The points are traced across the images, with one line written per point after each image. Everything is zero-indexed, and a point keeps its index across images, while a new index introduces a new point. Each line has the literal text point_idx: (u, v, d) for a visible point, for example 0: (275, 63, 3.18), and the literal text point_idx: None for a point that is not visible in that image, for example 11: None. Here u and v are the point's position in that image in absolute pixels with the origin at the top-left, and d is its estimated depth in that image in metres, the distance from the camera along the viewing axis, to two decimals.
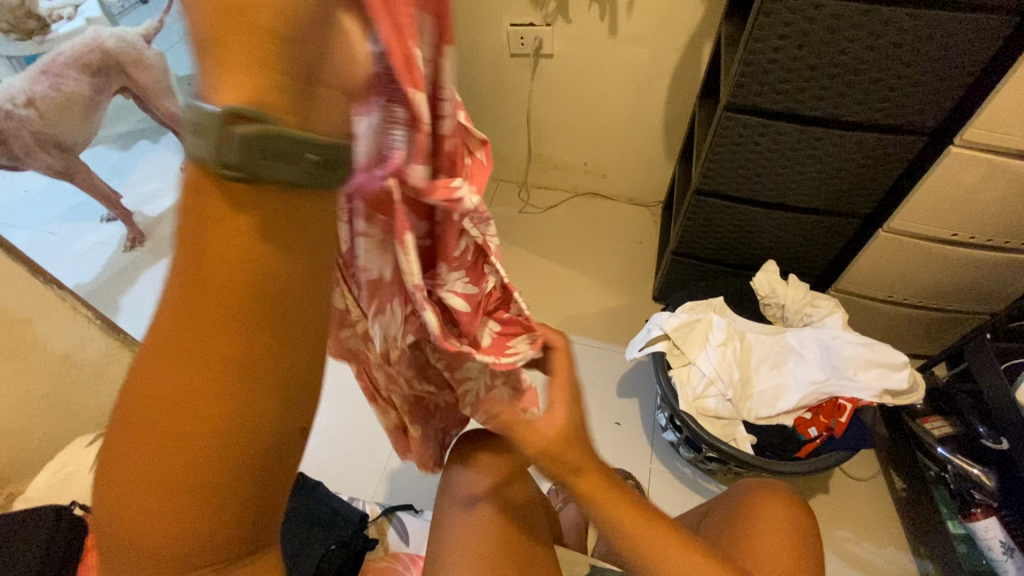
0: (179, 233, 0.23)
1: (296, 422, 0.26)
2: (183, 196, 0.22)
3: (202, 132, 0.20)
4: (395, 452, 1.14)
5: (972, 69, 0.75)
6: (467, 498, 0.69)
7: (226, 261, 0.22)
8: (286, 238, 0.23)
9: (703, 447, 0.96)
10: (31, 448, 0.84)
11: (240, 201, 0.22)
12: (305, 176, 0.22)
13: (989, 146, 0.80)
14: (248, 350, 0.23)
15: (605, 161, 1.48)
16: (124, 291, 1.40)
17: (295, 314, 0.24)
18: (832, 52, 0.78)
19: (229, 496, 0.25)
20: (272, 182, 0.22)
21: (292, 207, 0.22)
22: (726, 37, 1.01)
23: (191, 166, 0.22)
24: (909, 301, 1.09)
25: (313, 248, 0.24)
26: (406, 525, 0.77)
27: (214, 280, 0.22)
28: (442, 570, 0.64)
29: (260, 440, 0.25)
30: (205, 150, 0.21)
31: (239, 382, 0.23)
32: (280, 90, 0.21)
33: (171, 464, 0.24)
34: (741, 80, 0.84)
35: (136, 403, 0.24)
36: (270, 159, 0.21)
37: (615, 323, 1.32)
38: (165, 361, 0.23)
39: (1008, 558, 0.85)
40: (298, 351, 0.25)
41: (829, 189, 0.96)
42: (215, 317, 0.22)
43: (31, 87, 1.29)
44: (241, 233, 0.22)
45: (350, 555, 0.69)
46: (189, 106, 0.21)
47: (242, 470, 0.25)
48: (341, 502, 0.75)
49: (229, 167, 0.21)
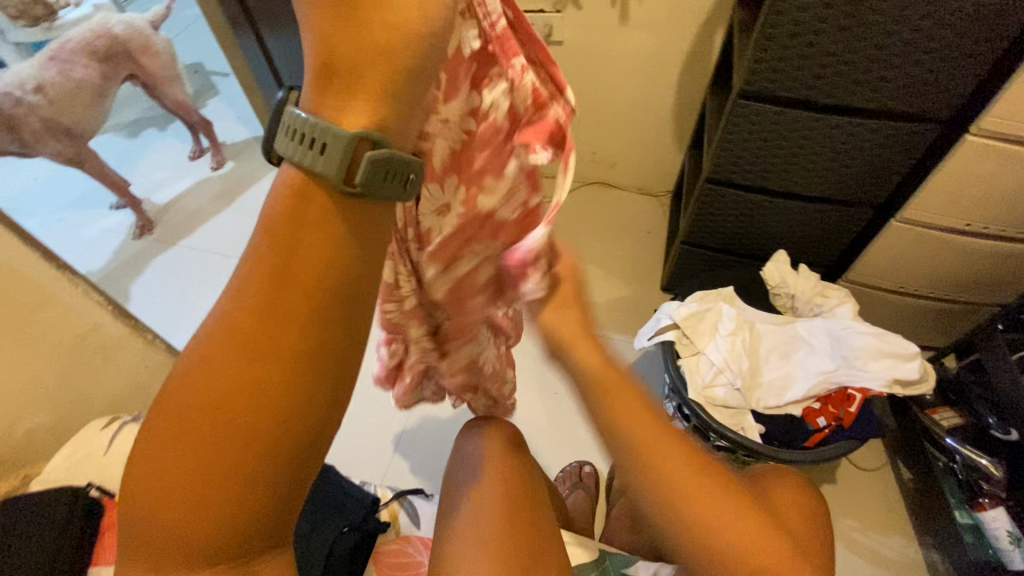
0: (273, 228, 0.28)
1: (332, 421, 0.30)
2: (287, 197, 0.28)
3: (326, 149, 0.26)
4: (403, 439, 1.15)
5: (990, 56, 0.74)
6: (479, 482, 0.69)
7: (311, 262, 0.27)
8: (357, 252, 0.28)
9: (711, 436, 0.97)
10: (46, 430, 0.85)
11: (337, 207, 0.27)
12: (396, 192, 0.29)
13: (1004, 136, 0.79)
14: (311, 346, 0.28)
15: (613, 150, 1.48)
16: (134, 278, 1.41)
17: (353, 321, 0.29)
18: (847, 39, 0.77)
19: (260, 477, 0.28)
20: (374, 198, 0.28)
21: (369, 220, 0.28)
22: (739, 24, 1.00)
23: (302, 175, 0.27)
24: (921, 292, 1.09)
25: (374, 262, 0.29)
26: (417, 509, 0.77)
27: (299, 278, 0.27)
28: (453, 552, 0.64)
29: (300, 432, 0.29)
30: (337, 168, 0.26)
31: (298, 373, 0.28)
32: (387, 112, 0.28)
33: (226, 437, 0.28)
34: (754, 69, 0.84)
35: (209, 377, 0.28)
36: (381, 179, 0.28)
37: (623, 312, 1.32)
38: (242, 344, 0.28)
39: (1016, 548, 0.84)
40: (350, 354, 0.29)
41: (842, 178, 0.95)
42: (290, 310, 0.27)
43: (40, 74, 1.29)
44: (327, 238, 0.27)
45: (362, 537, 0.70)
46: (322, 126, 0.27)
47: (278, 456, 0.29)
48: (353, 485, 0.76)
49: (351, 184, 0.27)
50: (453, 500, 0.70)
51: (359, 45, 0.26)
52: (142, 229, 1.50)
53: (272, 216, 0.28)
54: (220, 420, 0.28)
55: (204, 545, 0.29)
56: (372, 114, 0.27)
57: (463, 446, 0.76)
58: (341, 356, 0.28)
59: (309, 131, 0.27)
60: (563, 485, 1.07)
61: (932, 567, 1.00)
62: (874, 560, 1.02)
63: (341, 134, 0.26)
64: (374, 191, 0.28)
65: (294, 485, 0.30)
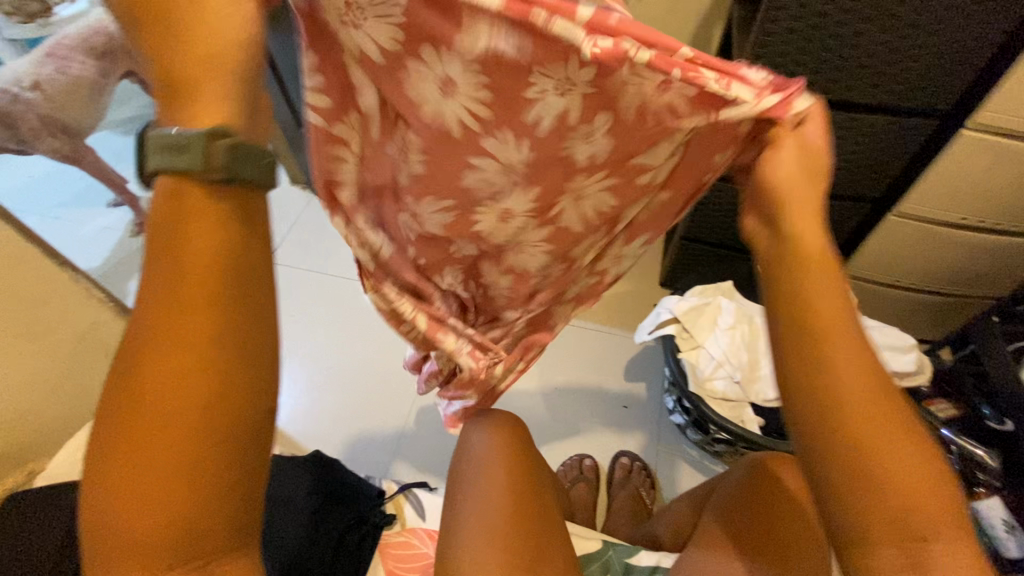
0: (156, 239, 0.31)
1: (263, 387, 0.33)
2: (165, 208, 0.31)
3: (188, 149, 0.30)
4: (406, 434, 1.15)
5: (985, 51, 0.75)
6: (484, 473, 0.70)
7: (200, 250, 0.31)
8: (241, 233, 0.32)
9: (711, 428, 0.98)
10: (50, 426, 0.85)
11: (213, 198, 0.31)
12: (259, 173, 0.32)
13: (1001, 131, 0.80)
14: (218, 326, 0.31)
15: None
16: (134, 275, 1.41)
17: (251, 292, 0.32)
18: (846, 35, 0.77)
19: (212, 465, 0.31)
20: (243, 183, 0.31)
21: (244, 203, 0.32)
22: (738, 19, 1.01)
23: (170, 183, 0.31)
24: (917, 286, 1.10)
25: (257, 241, 0.33)
26: (422, 501, 0.76)
27: (191, 267, 0.31)
28: (460, 542, 0.65)
29: (238, 400, 0.32)
30: (197, 163, 0.30)
31: (215, 350, 0.31)
32: (232, 111, 0.32)
33: (163, 432, 0.30)
34: (753, 64, 0.84)
35: (130, 383, 0.30)
36: (244, 162, 0.31)
37: (623, 307, 1.33)
38: (154, 344, 0.30)
39: (1011, 535, 0.87)
40: (257, 325, 0.33)
41: (840, 172, 0.96)
42: (191, 297, 0.31)
43: (37, 70, 1.28)
44: (215, 229, 0.31)
45: (369, 530, 0.71)
46: (176, 134, 0.30)
47: (225, 431, 0.31)
48: (359, 478, 0.77)
49: (216, 173, 0.30)
50: (458, 491, 0.71)
51: (190, 60, 0.31)
52: (140, 227, 1.49)
53: (155, 229, 0.31)
54: (155, 424, 0.30)
55: (181, 542, 0.31)
56: (217, 118, 0.31)
57: (467, 437, 0.77)
58: (254, 326, 0.32)
59: (175, 139, 0.30)
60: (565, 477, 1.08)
61: None
62: None
63: (194, 139, 0.30)
64: (237, 177, 0.31)
65: (247, 471, 0.33)
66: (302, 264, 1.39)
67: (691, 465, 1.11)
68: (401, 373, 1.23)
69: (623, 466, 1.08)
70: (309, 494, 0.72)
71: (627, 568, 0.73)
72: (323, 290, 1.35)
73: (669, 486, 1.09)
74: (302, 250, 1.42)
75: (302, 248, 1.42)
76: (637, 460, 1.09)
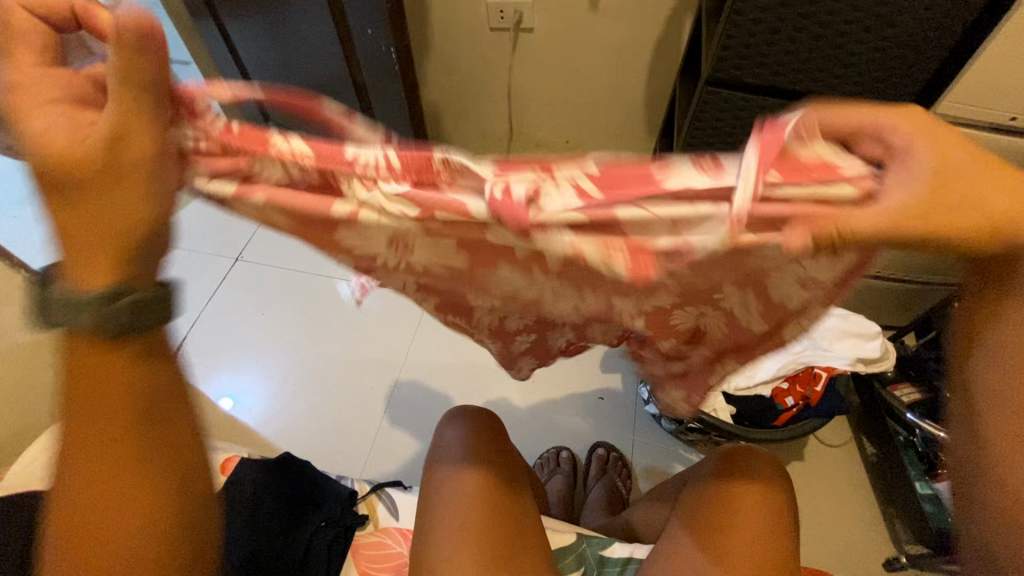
0: (71, 383, 0.39)
1: (184, 474, 0.43)
2: (72, 356, 0.38)
3: (82, 313, 0.36)
4: (382, 431, 1.14)
5: (945, 42, 0.76)
6: (457, 472, 0.70)
7: (108, 389, 0.39)
8: (143, 359, 0.40)
9: (685, 418, 1.00)
10: None
11: (112, 348, 0.38)
12: (156, 313, 0.39)
13: (961, 120, 0.81)
14: (135, 444, 0.40)
15: (585, 138, 1.50)
16: None
17: (158, 404, 0.41)
18: (810, 26, 0.78)
19: (164, 547, 0.43)
20: (139, 327, 0.38)
21: (150, 340, 0.40)
22: (706, 11, 1.01)
23: (73, 335, 0.37)
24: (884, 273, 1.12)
25: (162, 360, 0.41)
26: (395, 500, 0.77)
27: (104, 403, 0.39)
28: (431, 542, 0.65)
29: (164, 492, 0.42)
30: (91, 322, 0.36)
31: (136, 463, 0.41)
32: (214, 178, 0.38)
33: (110, 530, 0.41)
34: (720, 55, 0.84)
35: (70, 509, 0.40)
36: (143, 310, 0.37)
37: None
38: (86, 467, 0.40)
39: None
40: (169, 429, 0.42)
41: None
42: (108, 426, 0.39)
43: None
44: (117, 367, 0.39)
45: (340, 530, 0.70)
46: (68, 296, 0.36)
47: (162, 517, 0.42)
48: (329, 479, 0.76)
49: (110, 326, 0.37)
50: (431, 490, 0.70)
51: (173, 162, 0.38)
52: None
53: (70, 375, 0.39)
54: (103, 524, 0.41)
55: None
56: (106, 273, 0.36)
57: (443, 433, 0.76)
58: (163, 434, 0.42)
59: (70, 303, 0.36)
60: (542, 470, 1.09)
61: (895, 537, 1.05)
62: (839, 531, 1.06)
63: (88, 302, 0.36)
64: (135, 323, 0.38)
65: (189, 538, 0.44)
66: (271, 260, 1.38)
67: (666, 455, 1.12)
68: (374, 367, 1.22)
69: (599, 458, 1.08)
70: (278, 497, 0.70)
71: (601, 561, 0.74)
72: (292, 285, 1.34)
73: (644, 475, 1.10)
74: (270, 245, 1.41)
75: (270, 245, 1.41)
76: (612, 450, 1.09)
